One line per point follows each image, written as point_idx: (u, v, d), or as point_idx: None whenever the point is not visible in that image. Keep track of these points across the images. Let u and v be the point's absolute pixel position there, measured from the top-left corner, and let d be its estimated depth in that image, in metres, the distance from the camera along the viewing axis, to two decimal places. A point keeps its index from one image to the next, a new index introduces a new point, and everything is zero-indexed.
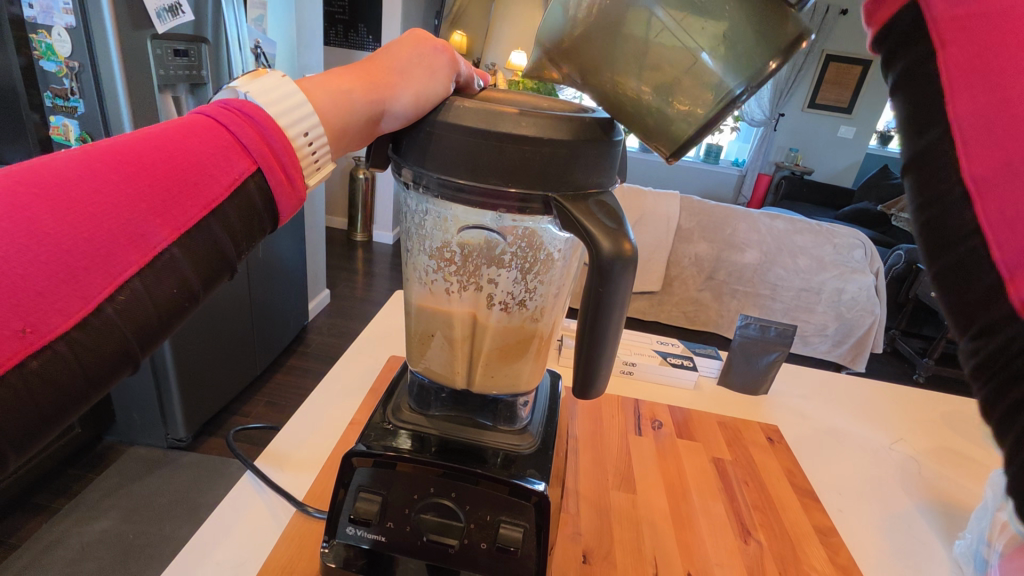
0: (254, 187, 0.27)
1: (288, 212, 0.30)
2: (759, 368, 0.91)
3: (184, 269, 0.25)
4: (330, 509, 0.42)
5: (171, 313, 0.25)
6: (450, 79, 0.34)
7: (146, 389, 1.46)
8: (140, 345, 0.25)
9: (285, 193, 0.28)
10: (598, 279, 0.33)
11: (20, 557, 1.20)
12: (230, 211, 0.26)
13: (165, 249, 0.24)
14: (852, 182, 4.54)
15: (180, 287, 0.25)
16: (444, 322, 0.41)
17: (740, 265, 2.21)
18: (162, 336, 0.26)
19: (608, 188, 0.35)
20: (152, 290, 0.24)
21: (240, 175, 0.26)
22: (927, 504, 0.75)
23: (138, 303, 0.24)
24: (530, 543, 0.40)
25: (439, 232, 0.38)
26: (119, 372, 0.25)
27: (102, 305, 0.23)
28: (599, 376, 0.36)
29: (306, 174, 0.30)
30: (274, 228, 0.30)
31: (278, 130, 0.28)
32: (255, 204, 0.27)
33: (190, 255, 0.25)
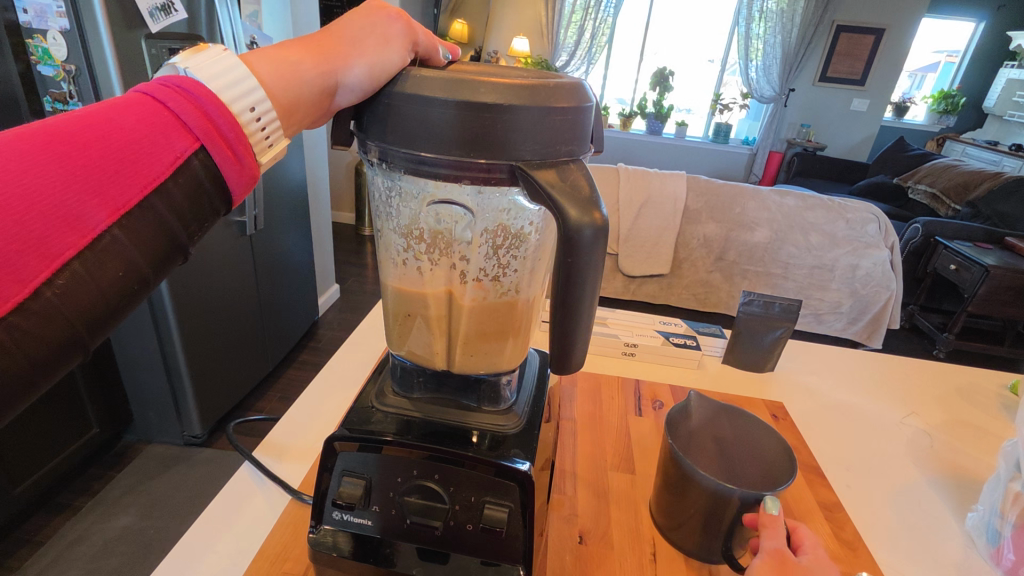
0: (198, 164, 0.27)
1: (241, 192, 0.30)
2: (764, 344, 0.89)
3: (129, 250, 0.25)
4: (315, 493, 0.42)
5: (119, 298, 0.25)
6: (407, 49, 0.34)
7: (160, 388, 1.48)
8: (88, 333, 0.25)
9: (234, 171, 0.28)
10: (567, 251, 0.31)
11: (45, 555, 1.24)
12: (174, 189, 0.26)
13: (104, 231, 0.24)
14: (867, 157, 4.44)
15: (126, 270, 0.25)
16: (420, 301, 0.40)
17: (751, 244, 2.17)
18: (113, 322, 0.26)
19: (580, 159, 0.34)
20: (94, 274, 0.24)
21: (183, 153, 0.26)
22: (938, 476, 0.73)
23: (81, 286, 0.23)
24: (516, 523, 0.39)
25: (408, 209, 0.37)
26: (68, 360, 0.24)
27: (41, 288, 0.22)
28: (578, 348, 0.36)
29: (257, 152, 0.30)
30: (227, 210, 0.30)
31: (219, 105, 0.28)
32: (202, 182, 0.27)
33: (135, 236, 0.25)
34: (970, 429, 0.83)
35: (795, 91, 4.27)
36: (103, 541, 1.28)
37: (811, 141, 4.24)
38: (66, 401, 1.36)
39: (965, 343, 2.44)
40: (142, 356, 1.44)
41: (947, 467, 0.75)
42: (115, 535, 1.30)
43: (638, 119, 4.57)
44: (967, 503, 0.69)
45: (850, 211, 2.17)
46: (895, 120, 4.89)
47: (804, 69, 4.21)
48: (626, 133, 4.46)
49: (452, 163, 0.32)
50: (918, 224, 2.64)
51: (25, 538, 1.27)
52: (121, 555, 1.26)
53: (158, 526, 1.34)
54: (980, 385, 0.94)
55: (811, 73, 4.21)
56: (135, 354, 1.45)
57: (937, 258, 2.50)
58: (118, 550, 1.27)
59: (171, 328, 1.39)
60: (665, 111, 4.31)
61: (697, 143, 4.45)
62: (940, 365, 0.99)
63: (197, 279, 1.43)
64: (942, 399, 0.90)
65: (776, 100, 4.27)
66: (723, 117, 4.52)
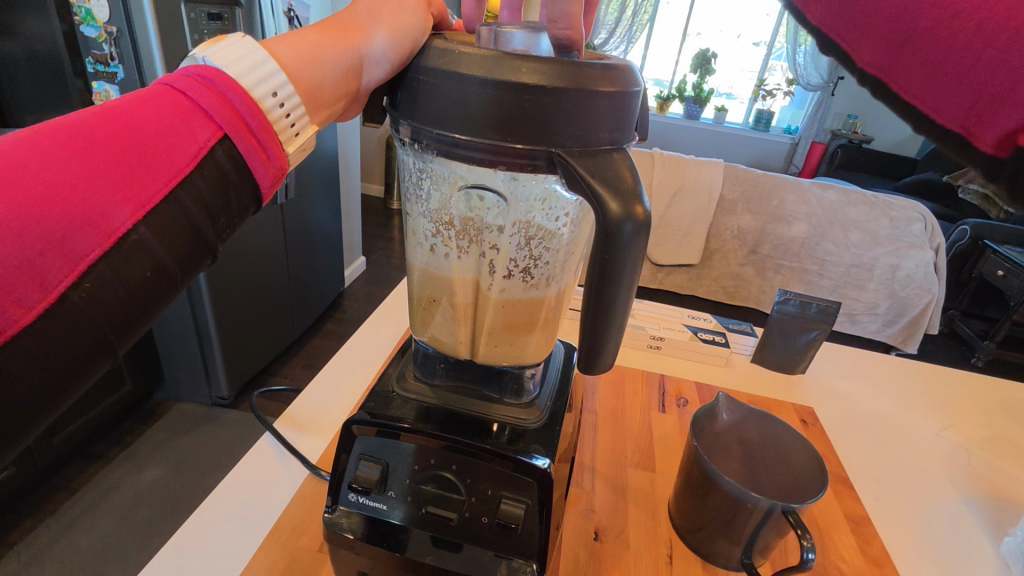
0: (222, 155, 0.26)
1: (268, 184, 0.28)
2: (797, 346, 0.86)
3: (155, 248, 0.24)
4: (332, 474, 0.41)
5: (147, 300, 0.24)
6: (426, 16, 0.34)
7: (190, 349, 1.52)
8: (116, 335, 0.24)
9: (260, 162, 0.27)
10: (603, 248, 0.30)
11: (80, 501, 1.30)
12: (199, 182, 0.25)
13: (131, 228, 0.23)
14: (915, 152, 4.24)
15: (153, 270, 0.24)
16: (446, 287, 0.38)
17: (787, 238, 2.10)
18: (141, 323, 0.25)
19: (623, 147, 0.32)
20: (121, 274, 0.23)
21: (206, 143, 0.25)
22: (975, 496, 0.70)
23: (106, 287, 0.23)
24: (532, 520, 0.38)
25: (438, 193, 0.35)
26: (97, 364, 0.24)
27: (67, 291, 0.22)
28: (609, 347, 0.34)
29: (284, 143, 0.28)
30: (256, 205, 0.29)
31: (241, 91, 0.26)
32: (228, 175, 0.26)
33: (161, 233, 0.24)
34: (1012, 448, 0.79)
35: None
36: (134, 492, 1.34)
37: (858, 133, 4.05)
38: None
39: (1008, 353, 2.33)
40: (174, 319, 1.48)
41: (984, 486, 0.72)
42: (145, 487, 1.36)
43: (676, 102, 4.43)
44: (1004, 526, 0.66)
45: (895, 209, 2.07)
46: None
47: None
48: (662, 116, 4.33)
49: (488, 149, 0.30)
50: (967, 225, 2.52)
51: (61, 484, 1.33)
52: (150, 507, 1.31)
53: (184, 481, 1.39)
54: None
55: None
56: (167, 316, 1.48)
57: (985, 262, 2.38)
58: (147, 501, 1.32)
59: (202, 293, 1.42)
60: (705, 94, 4.16)
61: (737, 130, 4.30)
62: (984, 377, 0.94)
63: (228, 244, 1.45)
64: (984, 413, 0.86)
65: (823, 88, 4.08)
66: (766, 104, 4.35)
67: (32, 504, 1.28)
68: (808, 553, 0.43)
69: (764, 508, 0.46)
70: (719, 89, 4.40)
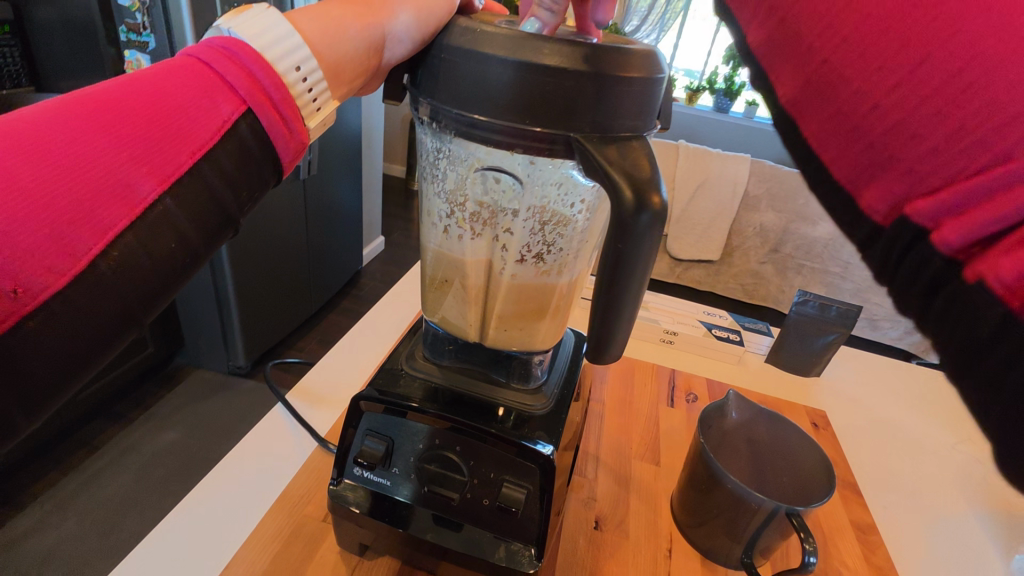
0: (246, 129, 0.25)
1: (290, 160, 0.28)
2: (813, 349, 0.85)
3: (179, 220, 0.24)
4: (339, 447, 0.42)
5: (172, 272, 0.24)
6: None
7: (211, 318, 1.55)
8: (141, 307, 0.24)
9: (282, 137, 0.26)
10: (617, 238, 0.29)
11: (101, 457, 1.35)
12: (223, 156, 0.25)
13: (156, 200, 0.23)
14: None
15: (177, 242, 0.24)
16: (457, 269, 0.38)
17: (811, 238, 2.05)
18: (165, 295, 0.25)
19: (644, 136, 0.31)
20: (147, 245, 0.23)
21: (230, 116, 0.25)
22: (986, 510, 0.68)
23: (134, 258, 0.23)
24: (532, 506, 0.39)
25: (454, 174, 0.35)
26: (122, 336, 0.24)
27: (96, 260, 0.22)
28: (618, 338, 0.33)
29: (305, 117, 0.27)
30: (278, 180, 0.28)
31: (264, 65, 0.25)
32: (251, 149, 0.25)
33: (186, 206, 0.24)
34: None
35: None
36: (153, 452, 1.39)
37: None
38: None
39: None
40: (196, 287, 1.51)
41: (999, 502, 0.70)
42: (163, 449, 1.40)
43: (705, 94, 4.34)
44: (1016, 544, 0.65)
45: None
46: None
47: None
48: (690, 107, 4.25)
49: (507, 131, 0.30)
50: None
51: (85, 440, 1.38)
52: (166, 467, 1.36)
53: (200, 445, 1.43)
54: None
55: None
56: (190, 284, 1.52)
57: None
58: (164, 462, 1.37)
59: (224, 264, 1.45)
60: (736, 87, 4.08)
61: (766, 125, 4.20)
62: None
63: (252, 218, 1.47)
64: None
65: None
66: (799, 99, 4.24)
67: (56, 458, 1.33)
68: (809, 556, 0.42)
69: (773, 513, 0.45)
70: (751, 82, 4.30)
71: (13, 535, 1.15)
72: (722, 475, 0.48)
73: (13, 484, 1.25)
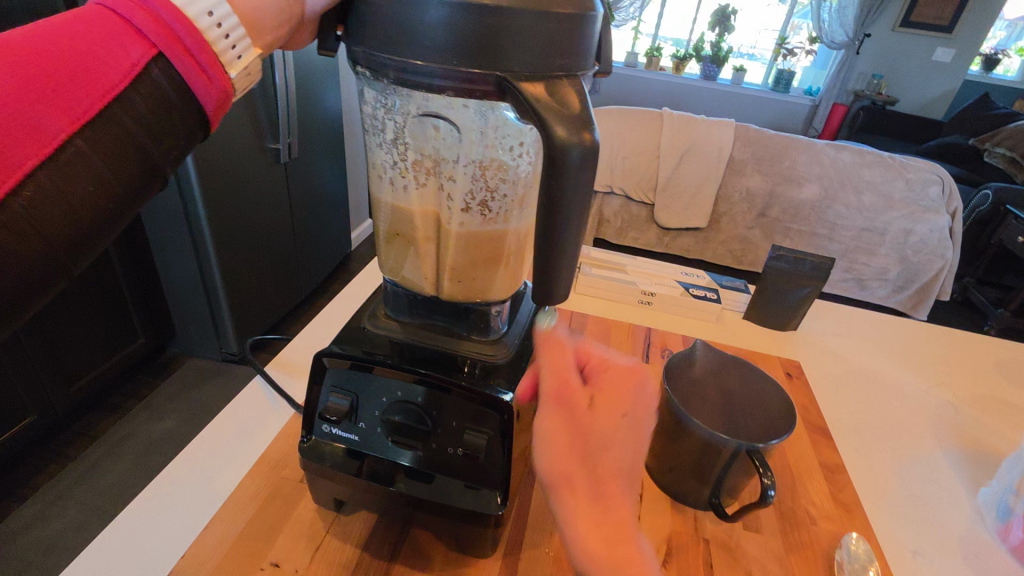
0: (159, 74, 0.25)
1: (214, 109, 0.28)
2: (789, 302, 0.86)
3: (95, 162, 0.24)
4: (306, 406, 0.43)
5: (97, 218, 0.25)
6: None
7: (199, 306, 1.55)
8: (68, 254, 0.25)
9: (200, 83, 0.26)
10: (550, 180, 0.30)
11: (99, 448, 1.36)
12: (136, 99, 0.25)
13: (67, 140, 0.23)
14: (942, 114, 4.08)
15: (97, 185, 0.25)
16: (407, 220, 0.39)
17: (797, 200, 2.05)
18: (92, 242, 0.25)
19: (578, 76, 0.32)
20: (63, 186, 0.23)
21: (140, 60, 0.25)
22: (956, 449, 0.70)
23: (50, 199, 0.23)
24: (496, 451, 0.40)
25: (395, 123, 0.35)
26: (49, 280, 0.24)
27: (7, 200, 0.22)
28: (562, 279, 0.34)
29: (225, 65, 0.27)
30: (203, 129, 0.28)
31: (175, 10, 0.25)
32: (166, 94, 0.26)
33: (100, 147, 0.24)
34: (1002, 405, 0.79)
35: (870, 37, 3.90)
36: (150, 440, 1.40)
37: (882, 94, 3.89)
38: (113, 311, 1.44)
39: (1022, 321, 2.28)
40: (182, 276, 1.50)
41: (969, 441, 0.71)
42: (159, 437, 1.41)
43: (693, 61, 4.27)
44: (984, 478, 0.66)
45: (911, 171, 2.02)
46: (982, 74, 4.12)
47: (884, 12, 3.82)
48: (678, 76, 4.18)
49: (447, 74, 0.30)
50: (989, 189, 2.44)
51: (82, 432, 1.39)
52: (164, 454, 1.37)
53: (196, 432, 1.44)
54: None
55: (891, 17, 3.82)
56: (174, 273, 1.50)
57: (1005, 228, 2.30)
58: (161, 450, 1.38)
59: (208, 250, 1.43)
60: (723, 53, 4.02)
61: (755, 91, 4.14)
62: (982, 337, 0.93)
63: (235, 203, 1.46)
64: (976, 372, 0.85)
65: (848, 46, 3.89)
66: (787, 63, 4.18)
67: (54, 450, 1.34)
68: (769, 490, 0.44)
69: (738, 451, 0.47)
70: (739, 48, 4.23)
71: (15, 526, 1.17)
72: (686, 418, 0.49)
73: (13, 477, 1.26)
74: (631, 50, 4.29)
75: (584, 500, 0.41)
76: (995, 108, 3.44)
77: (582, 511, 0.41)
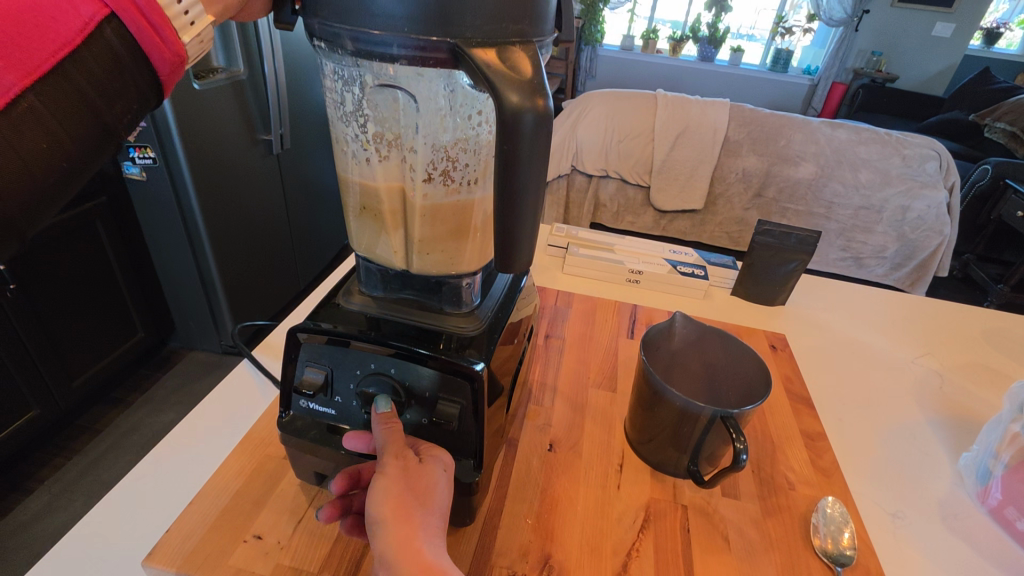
0: (111, 34, 0.25)
1: (167, 72, 0.28)
2: (776, 277, 0.86)
3: (47, 118, 0.24)
4: (283, 382, 0.44)
5: (49, 174, 0.26)
6: None
7: (197, 299, 1.56)
8: (18, 208, 0.25)
9: (154, 46, 0.26)
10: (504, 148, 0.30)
11: (103, 440, 1.38)
12: (88, 59, 0.25)
13: (18, 95, 0.23)
14: (943, 90, 4.04)
15: (49, 142, 0.25)
16: (372, 193, 0.40)
17: (794, 179, 2.03)
18: (47, 201, 0.26)
19: (533, 42, 0.32)
20: (15, 142, 0.24)
21: (92, 19, 0.24)
22: (939, 416, 0.70)
23: (3, 153, 0.23)
24: (467, 419, 0.41)
25: (356, 96, 0.36)
26: (7, 238, 0.25)
27: None
28: (524, 246, 0.35)
29: (180, 31, 0.27)
30: (157, 93, 0.29)
31: None
32: (119, 55, 0.26)
33: (51, 105, 0.24)
34: (988, 372, 0.79)
35: (869, 13, 3.84)
36: (153, 432, 1.42)
37: (881, 71, 3.85)
38: (111, 305, 1.44)
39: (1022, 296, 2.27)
40: (178, 270, 1.50)
41: (953, 408, 0.72)
42: (161, 428, 1.43)
43: (689, 43, 4.22)
44: (966, 444, 0.66)
45: (908, 147, 2.01)
46: (984, 49, 4.10)
47: None
48: (675, 59, 4.13)
49: (403, 42, 0.30)
50: (989, 164, 2.41)
51: (86, 425, 1.41)
52: None
53: None
54: (1012, 331, 0.88)
55: None
56: (170, 266, 1.50)
57: (1004, 203, 2.29)
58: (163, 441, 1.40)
59: (203, 242, 1.43)
60: (720, 34, 3.99)
61: (754, 72, 4.09)
62: (970, 309, 0.93)
63: (228, 195, 1.47)
64: (963, 341, 0.85)
65: (845, 24, 3.79)
66: (786, 42, 4.12)
67: (59, 444, 1.36)
68: (741, 454, 0.44)
69: (714, 418, 0.47)
70: (736, 28, 4.17)
71: (22, 518, 1.19)
72: (661, 390, 0.50)
73: (19, 471, 1.28)
74: (627, 33, 4.23)
75: (393, 475, 0.36)
76: (996, 82, 3.40)
77: (387, 486, 0.35)
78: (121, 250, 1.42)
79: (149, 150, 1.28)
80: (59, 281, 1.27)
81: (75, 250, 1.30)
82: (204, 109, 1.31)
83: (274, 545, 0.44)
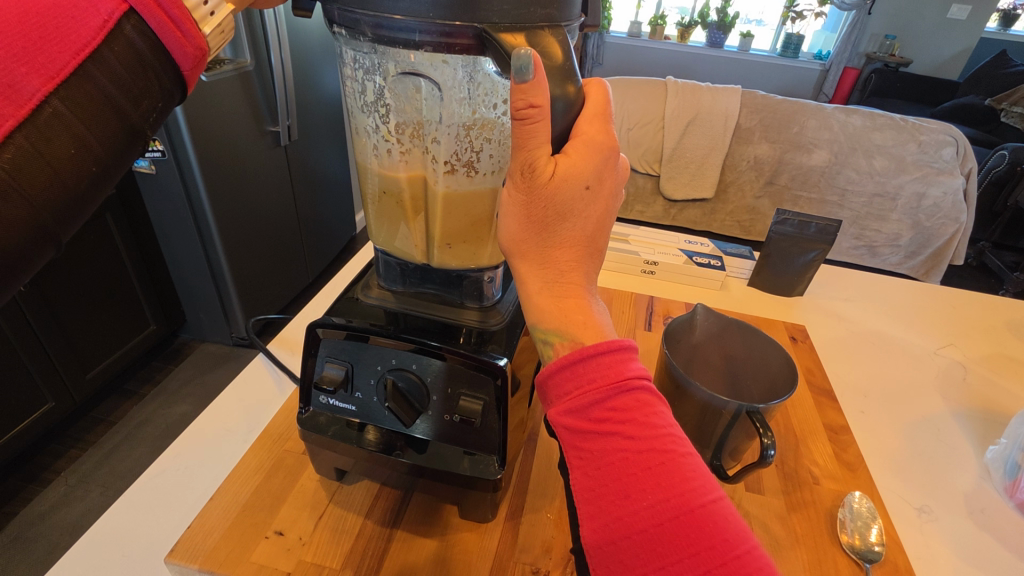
0: (132, 30, 0.24)
1: (190, 68, 0.26)
2: (795, 267, 0.84)
3: (75, 124, 0.23)
4: (303, 377, 0.43)
5: (81, 183, 0.24)
6: None
7: (208, 291, 1.55)
8: (54, 221, 0.23)
9: (175, 41, 0.25)
10: (523, 141, 0.30)
11: (118, 432, 1.39)
12: (111, 58, 0.23)
13: (43, 101, 0.22)
14: (958, 75, 3.96)
15: (79, 148, 0.23)
16: (392, 184, 0.39)
17: (806, 167, 2.00)
18: (80, 212, 0.25)
19: (561, 26, 0.31)
20: (42, 148, 0.22)
21: (111, 16, 0.23)
22: (964, 407, 0.69)
23: (30, 160, 0.22)
24: (490, 415, 0.40)
25: (376, 83, 0.36)
26: (38, 250, 0.24)
27: None
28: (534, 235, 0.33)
29: (201, 25, 0.26)
30: (182, 89, 0.27)
31: None
32: (141, 53, 0.24)
33: (80, 109, 0.23)
34: (1012, 363, 0.78)
35: None
36: (166, 423, 1.42)
37: (894, 56, 3.77)
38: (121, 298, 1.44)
39: None
40: (189, 262, 1.50)
41: (978, 399, 0.71)
42: (175, 420, 1.44)
43: (699, 29, 4.14)
44: (991, 435, 0.65)
45: (925, 132, 1.96)
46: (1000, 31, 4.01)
47: None
48: (683, 45, 4.04)
49: (427, 29, 0.29)
50: (1006, 150, 2.36)
51: (100, 418, 1.42)
52: None
53: None
54: None
55: None
56: (180, 259, 1.50)
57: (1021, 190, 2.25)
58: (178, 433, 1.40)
59: (212, 234, 1.43)
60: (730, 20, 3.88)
61: (765, 57, 4.01)
62: (994, 299, 0.91)
63: (235, 186, 1.45)
64: (987, 332, 0.83)
65: (859, 7, 3.69)
66: (796, 27, 4.03)
67: (75, 435, 1.37)
68: (768, 449, 0.43)
69: (738, 409, 0.46)
70: (746, 14, 4.08)
71: (41, 508, 1.20)
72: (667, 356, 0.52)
73: (36, 464, 1.29)
74: (635, 19, 4.14)
75: None
76: (1011, 66, 3.32)
77: None
78: (130, 243, 1.42)
79: (158, 143, 1.28)
80: (70, 275, 1.27)
81: (84, 243, 1.29)
82: (211, 100, 1.30)
83: (296, 541, 0.44)
